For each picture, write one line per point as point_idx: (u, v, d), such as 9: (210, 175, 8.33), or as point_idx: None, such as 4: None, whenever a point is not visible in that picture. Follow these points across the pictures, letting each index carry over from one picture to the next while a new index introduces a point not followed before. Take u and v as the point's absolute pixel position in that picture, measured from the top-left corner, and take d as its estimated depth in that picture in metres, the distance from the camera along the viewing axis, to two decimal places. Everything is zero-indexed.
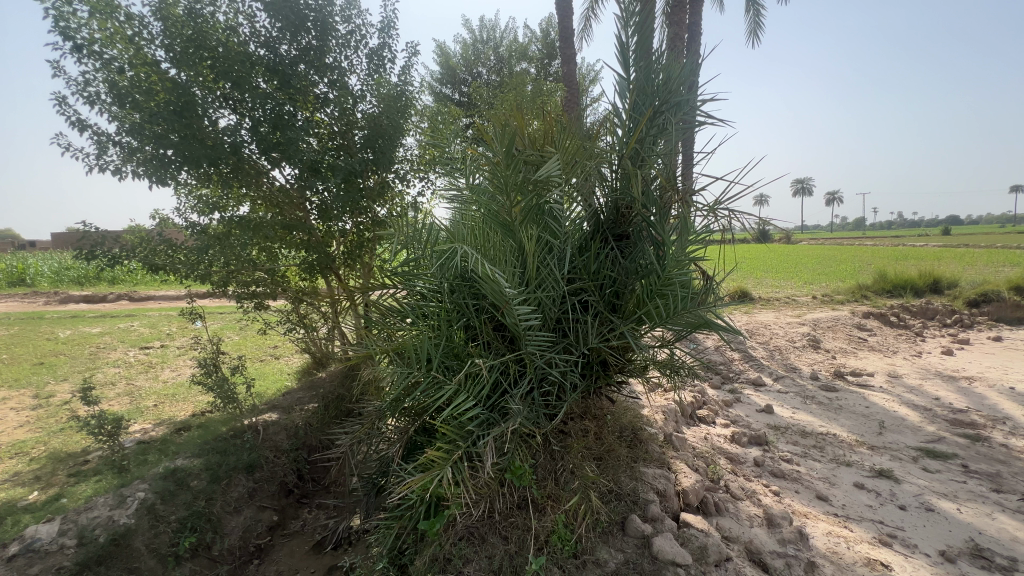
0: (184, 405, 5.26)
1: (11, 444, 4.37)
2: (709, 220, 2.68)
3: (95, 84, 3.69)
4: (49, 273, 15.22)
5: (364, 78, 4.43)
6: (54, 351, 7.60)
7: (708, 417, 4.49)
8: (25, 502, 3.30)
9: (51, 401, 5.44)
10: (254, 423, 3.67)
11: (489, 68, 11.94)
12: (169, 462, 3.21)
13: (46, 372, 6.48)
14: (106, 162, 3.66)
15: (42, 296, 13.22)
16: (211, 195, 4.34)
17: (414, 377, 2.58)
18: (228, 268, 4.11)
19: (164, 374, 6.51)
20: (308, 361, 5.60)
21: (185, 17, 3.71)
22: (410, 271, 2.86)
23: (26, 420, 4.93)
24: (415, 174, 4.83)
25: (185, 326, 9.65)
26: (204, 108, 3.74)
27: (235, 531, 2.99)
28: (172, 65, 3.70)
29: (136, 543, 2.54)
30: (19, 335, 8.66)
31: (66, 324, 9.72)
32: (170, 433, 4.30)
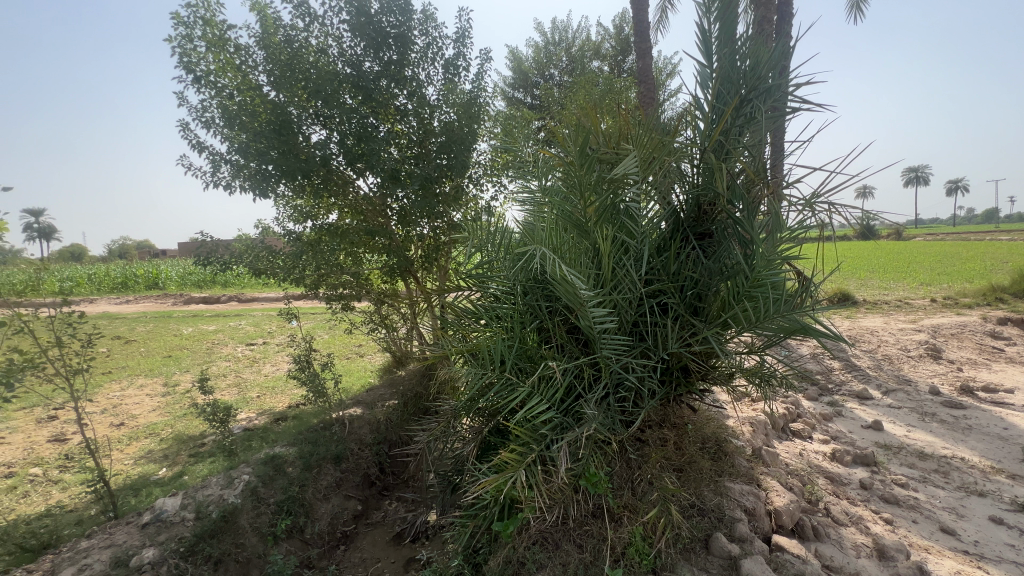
0: (281, 397, 5.76)
1: (146, 425, 5.05)
2: (804, 216, 2.44)
3: (211, 110, 4.17)
4: (176, 277, 17.45)
5: (440, 88, 4.58)
6: (179, 346, 8.71)
7: (803, 432, 4.09)
8: (156, 477, 3.78)
9: (177, 390, 6.23)
10: (341, 416, 3.92)
11: (561, 69, 11.90)
12: (270, 449, 3.51)
13: (173, 364, 7.44)
14: (219, 179, 4.11)
15: (170, 297, 15.20)
16: (305, 205, 4.72)
17: (488, 378, 2.61)
18: (320, 272, 4.51)
19: (266, 368, 7.21)
20: (389, 360, 5.91)
21: (283, 44, 4.08)
22: (484, 273, 2.90)
23: (157, 405, 5.68)
24: (489, 179, 4.91)
25: (284, 324, 10.64)
26: (298, 125, 4.07)
27: (323, 517, 3.19)
28: (272, 88, 4.08)
29: (241, 521, 2.78)
30: (153, 331, 10.05)
31: (188, 322, 11.13)
32: (270, 422, 4.74)
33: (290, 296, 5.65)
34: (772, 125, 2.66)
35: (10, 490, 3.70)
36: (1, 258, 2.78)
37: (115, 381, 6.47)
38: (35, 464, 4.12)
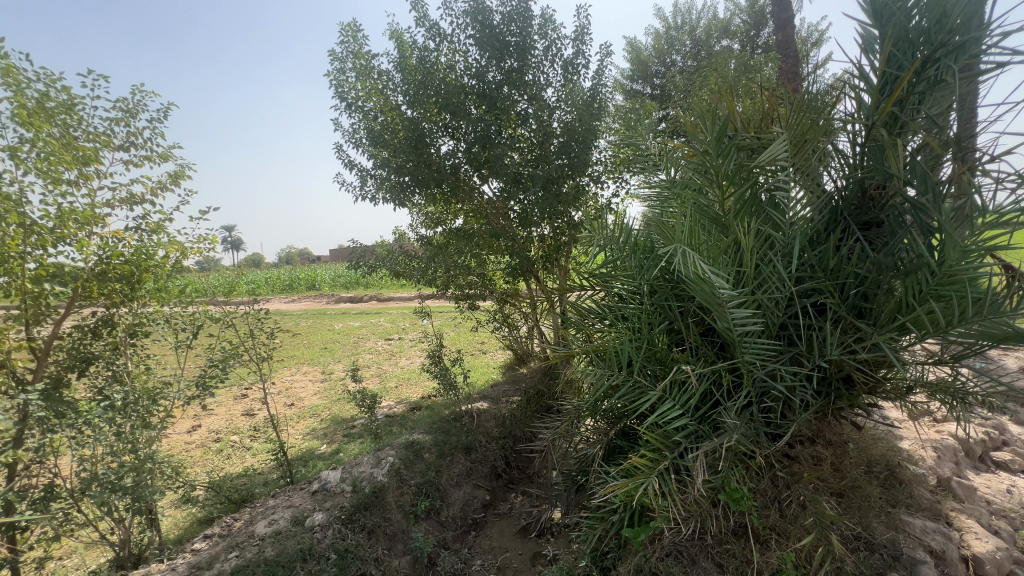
0: (416, 388, 6.32)
1: (311, 406, 5.91)
2: (1017, 195, 1.96)
3: (360, 132, 4.72)
4: (328, 280, 20.16)
5: (559, 89, 4.61)
6: (333, 339, 10.04)
7: (1012, 464, 3.30)
8: (319, 452, 4.40)
9: (332, 377, 7.19)
10: (469, 409, 4.16)
11: (684, 54, 11.20)
12: (409, 435, 3.86)
13: (329, 355, 8.60)
14: (366, 192, 4.64)
15: (325, 297, 17.63)
16: (435, 212, 5.11)
17: (615, 380, 2.56)
18: (449, 274, 4.82)
19: (402, 361, 7.96)
20: (510, 358, 6.12)
21: (417, 65, 4.45)
22: (609, 272, 2.85)
23: (318, 389, 6.62)
24: (610, 176, 4.81)
25: (416, 321, 11.66)
26: (430, 138, 4.41)
27: (456, 503, 3.42)
28: (408, 107, 4.49)
29: (388, 498, 3.09)
30: (313, 326, 11.73)
31: (339, 318, 12.77)
32: (407, 411, 5.22)
33: (422, 295, 6.16)
34: (968, 87, 2.18)
35: (218, 452, 4.60)
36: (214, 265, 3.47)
37: (286, 368, 7.70)
38: (234, 433, 5.08)
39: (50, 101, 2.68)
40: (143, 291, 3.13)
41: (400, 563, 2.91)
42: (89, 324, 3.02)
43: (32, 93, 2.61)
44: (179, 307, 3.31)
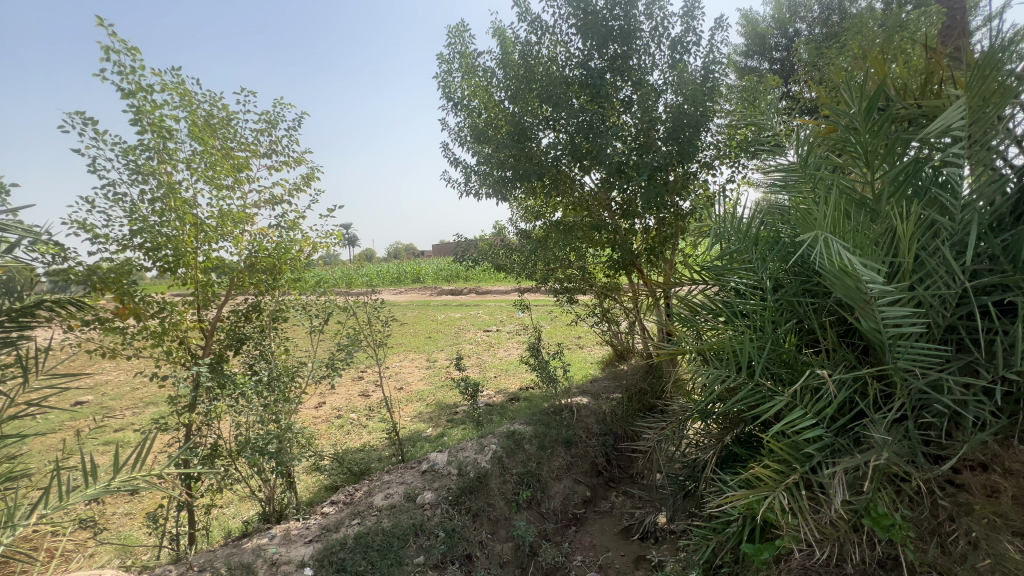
0: (514, 379, 6.45)
1: (418, 391, 6.32)
2: None
3: (464, 130, 4.89)
4: (431, 273, 21.39)
5: (666, 71, 4.35)
6: (436, 329, 10.64)
7: None
8: (426, 434, 4.69)
9: (436, 365, 7.62)
10: (569, 403, 4.14)
11: (811, 21, 9.97)
12: (510, 425, 3.94)
13: (433, 343, 9.14)
14: (470, 188, 4.80)
15: (428, 289, 18.74)
16: (534, 205, 5.15)
17: (732, 382, 2.35)
18: (549, 267, 4.83)
19: (500, 352, 8.19)
20: (609, 354, 5.98)
21: (519, 60, 4.48)
22: (725, 264, 2.62)
23: (424, 376, 7.06)
24: (722, 161, 4.45)
25: (512, 314, 11.91)
26: (533, 132, 4.40)
27: (557, 496, 3.43)
28: (510, 102, 4.55)
29: (492, 484, 3.19)
30: (419, 316, 12.53)
31: (442, 310, 13.49)
32: (507, 401, 5.35)
33: (521, 288, 6.25)
34: None
35: (340, 428, 5.12)
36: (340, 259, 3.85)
37: (396, 354, 8.33)
38: (353, 411, 5.61)
39: (213, 117, 3.14)
40: (284, 282, 3.55)
41: (503, 548, 2.99)
42: (242, 309, 3.51)
43: (201, 111, 3.09)
44: (311, 295, 3.72)
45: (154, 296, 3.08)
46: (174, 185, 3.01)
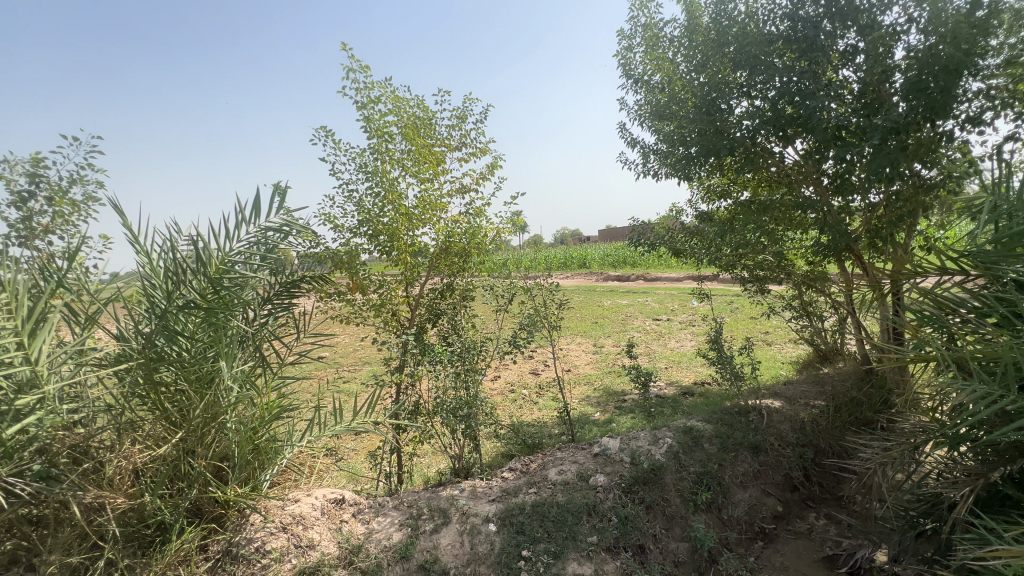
0: (687, 373, 6.05)
1: (585, 375, 6.40)
2: None
3: (645, 108, 4.67)
4: (598, 258, 21.29)
5: (911, 5, 3.44)
6: (603, 315, 10.57)
7: None
8: (595, 418, 4.74)
9: (603, 350, 7.60)
10: (758, 405, 3.72)
11: None
12: (686, 420, 3.71)
13: (599, 329, 9.12)
14: (648, 169, 4.58)
15: (594, 275, 18.72)
16: (720, 184, 4.67)
17: (1006, 403, 1.79)
18: (737, 252, 4.34)
19: (671, 343, 7.76)
20: (807, 355, 5.16)
21: (710, 23, 4.06)
22: (1000, 249, 2.00)
23: (591, 360, 7.11)
24: (997, 115, 3.35)
25: (685, 304, 11.13)
26: (724, 102, 3.94)
27: (742, 504, 3.13)
28: (697, 73, 4.17)
29: (667, 479, 3.06)
30: (585, 301, 12.64)
31: (608, 296, 13.36)
32: (680, 394, 5.06)
33: (701, 276, 5.78)
34: None
35: (514, 401, 5.50)
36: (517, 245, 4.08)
37: (564, 337, 8.56)
38: (524, 387, 5.99)
39: (418, 119, 3.60)
40: (472, 265, 3.93)
41: (678, 547, 2.85)
42: (439, 288, 3.98)
43: (409, 114, 3.58)
44: (495, 277, 4.04)
45: (376, 274, 3.73)
46: (390, 182, 3.56)
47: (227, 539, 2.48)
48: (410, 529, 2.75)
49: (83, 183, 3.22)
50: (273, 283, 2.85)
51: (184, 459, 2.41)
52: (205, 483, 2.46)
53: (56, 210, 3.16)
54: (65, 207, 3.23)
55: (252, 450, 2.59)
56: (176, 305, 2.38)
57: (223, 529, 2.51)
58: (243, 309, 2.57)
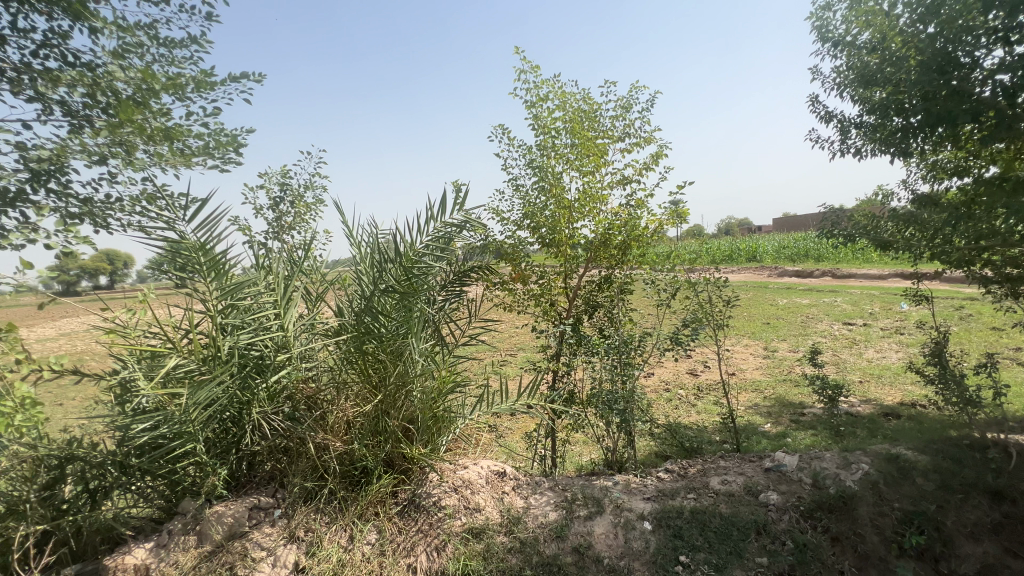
0: (890, 390, 5.04)
1: (753, 380, 5.78)
2: None
3: (846, 74, 3.96)
4: (771, 251, 18.84)
5: None
6: (776, 315, 9.36)
7: None
8: (765, 429, 4.27)
9: (776, 355, 6.75)
10: (1001, 440, 2.95)
11: None
12: (890, 446, 3.12)
13: (771, 331, 8.12)
14: (847, 146, 3.89)
15: (766, 270, 16.64)
16: (952, 159, 3.73)
17: None
18: (977, 245, 3.43)
19: (868, 352, 6.52)
20: None
21: None
22: None
23: (761, 365, 6.39)
24: None
25: (889, 307, 9.20)
26: (966, 54, 3.13)
27: (972, 561, 2.48)
28: (920, 21, 3.30)
29: (861, 511, 2.61)
30: (754, 299, 11.34)
31: (783, 294, 11.76)
32: (879, 415, 4.26)
33: (917, 274, 4.72)
34: None
35: (669, 401, 5.26)
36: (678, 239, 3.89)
37: (728, 337, 7.84)
38: (681, 387, 5.68)
39: (583, 112, 3.65)
40: (632, 257, 3.85)
41: None
42: (596, 280, 4.00)
43: (574, 108, 3.66)
44: (656, 270, 3.90)
45: (538, 265, 3.91)
46: (555, 175, 3.70)
47: (412, 490, 2.91)
48: (565, 511, 2.87)
49: (313, 190, 4.22)
50: (449, 271, 3.20)
51: (382, 417, 2.89)
52: (397, 440, 2.92)
53: (297, 211, 4.11)
54: (302, 209, 4.16)
55: (432, 417, 2.98)
56: (380, 289, 2.87)
57: (410, 481, 2.94)
58: (428, 293, 2.95)
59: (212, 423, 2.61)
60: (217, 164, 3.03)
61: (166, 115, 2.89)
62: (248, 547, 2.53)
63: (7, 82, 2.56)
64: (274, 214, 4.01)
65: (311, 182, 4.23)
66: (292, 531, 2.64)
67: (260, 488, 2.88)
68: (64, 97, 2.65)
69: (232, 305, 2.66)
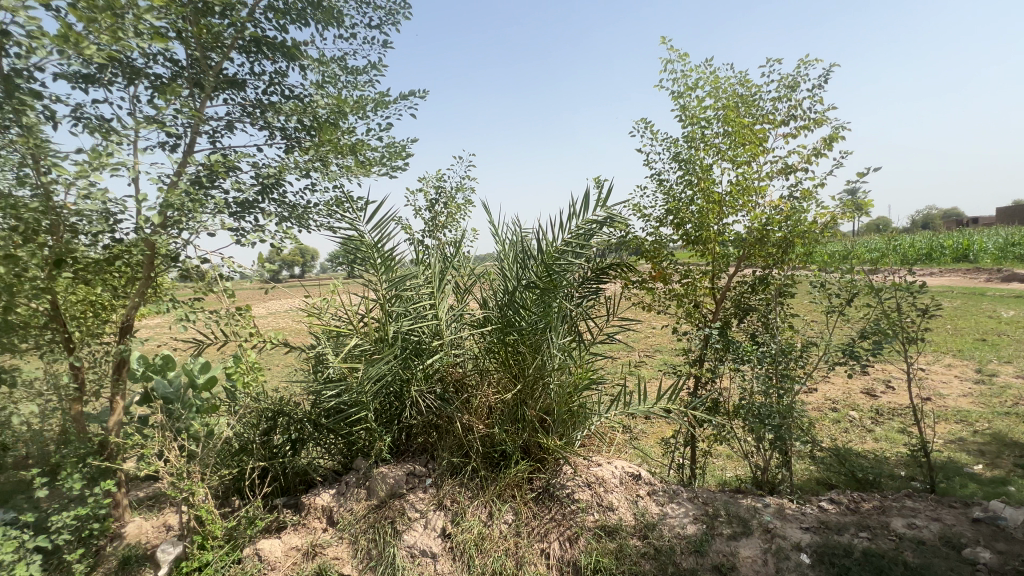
0: None
1: (958, 409, 4.70)
2: None
3: None
4: (993, 250, 14.91)
5: None
6: (997, 330, 7.43)
7: None
8: (973, 470, 3.47)
9: (994, 380, 5.38)
10: None
11: None
12: None
13: (988, 350, 6.48)
14: None
15: (983, 273, 13.25)
16: None
17: None
18: None
19: None
20: None
21: None
22: None
23: (970, 391, 5.15)
24: None
25: None
26: None
27: None
28: None
29: None
30: (963, 308, 9.14)
31: (1010, 304, 9.25)
32: None
33: None
34: None
35: (837, 422, 4.57)
36: (850, 246, 3.41)
37: (921, 354, 6.48)
38: (853, 408, 4.88)
39: (739, 98, 3.38)
40: (795, 256, 3.42)
41: None
42: (749, 281, 3.65)
43: (729, 94, 3.40)
44: (825, 272, 3.41)
45: (682, 263, 3.71)
46: (704, 168, 3.48)
47: (547, 479, 3.02)
48: (706, 526, 2.72)
49: (464, 191, 4.60)
50: (587, 269, 3.23)
51: (521, 405, 3.05)
52: (534, 429, 3.05)
53: (449, 211, 4.52)
54: (454, 210, 4.56)
55: (568, 411, 3.04)
56: (522, 284, 3.03)
57: (544, 470, 3.05)
58: (566, 289, 3.03)
59: (380, 395, 3.05)
60: (387, 172, 3.48)
61: (352, 133, 3.43)
62: (405, 507, 2.87)
63: (248, 116, 3.29)
64: (431, 214, 4.48)
65: (462, 184, 4.62)
66: (440, 499, 2.93)
67: (415, 457, 3.26)
68: (283, 125, 3.32)
69: (397, 295, 3.06)
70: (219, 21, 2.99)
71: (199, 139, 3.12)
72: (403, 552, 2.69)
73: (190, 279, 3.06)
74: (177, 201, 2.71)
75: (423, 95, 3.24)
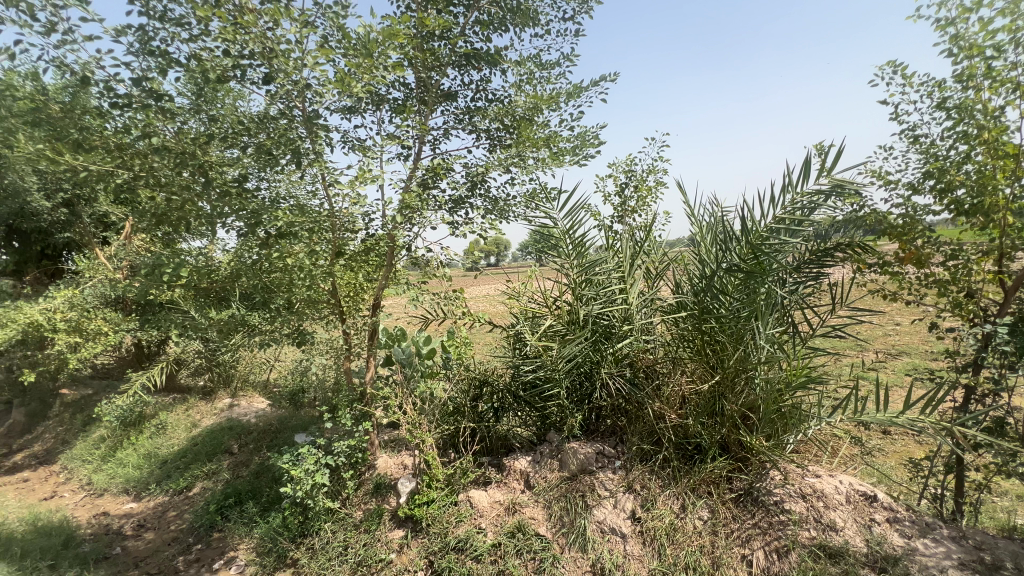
0: None
1: None
2: None
3: None
4: None
5: None
6: None
7: None
8: None
9: None
10: None
11: None
12: None
13: None
14: None
15: None
16: None
17: None
18: None
19: None
20: None
21: None
22: None
23: None
24: None
25: None
26: None
27: None
28: None
29: None
30: None
31: None
32: None
33: None
34: None
35: None
36: None
37: None
38: None
39: None
40: None
41: None
42: None
43: None
44: None
45: (947, 241, 2.89)
46: (988, 114, 2.63)
47: (749, 481, 2.77)
48: None
49: (655, 172, 4.43)
50: (806, 250, 2.80)
51: (719, 399, 2.85)
52: (735, 426, 2.82)
53: (639, 195, 4.41)
54: (644, 192, 4.43)
55: (777, 411, 2.72)
56: (723, 268, 2.80)
57: (747, 471, 2.80)
58: (777, 274, 2.68)
59: (572, 374, 3.21)
60: (579, 160, 3.58)
61: (546, 126, 3.62)
62: (595, 484, 2.97)
63: (460, 123, 3.77)
64: (620, 199, 4.45)
65: (653, 166, 4.47)
66: (630, 483, 2.95)
67: (605, 438, 3.34)
68: (488, 127, 3.71)
69: (589, 280, 3.15)
70: (438, 43, 3.48)
71: (424, 148, 3.72)
72: (594, 525, 2.79)
73: (419, 266, 3.69)
74: (411, 201, 3.30)
75: (615, 78, 3.21)
